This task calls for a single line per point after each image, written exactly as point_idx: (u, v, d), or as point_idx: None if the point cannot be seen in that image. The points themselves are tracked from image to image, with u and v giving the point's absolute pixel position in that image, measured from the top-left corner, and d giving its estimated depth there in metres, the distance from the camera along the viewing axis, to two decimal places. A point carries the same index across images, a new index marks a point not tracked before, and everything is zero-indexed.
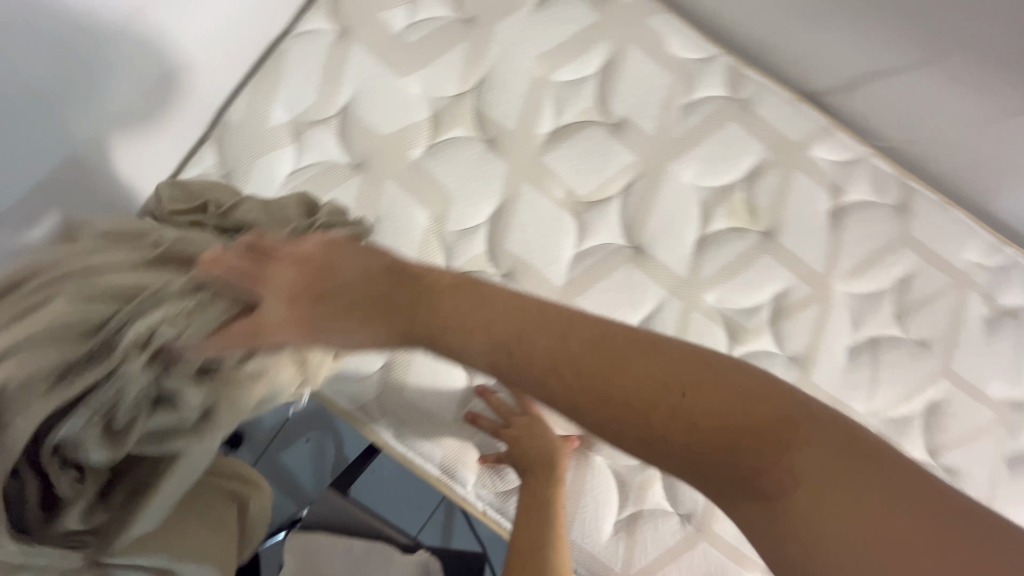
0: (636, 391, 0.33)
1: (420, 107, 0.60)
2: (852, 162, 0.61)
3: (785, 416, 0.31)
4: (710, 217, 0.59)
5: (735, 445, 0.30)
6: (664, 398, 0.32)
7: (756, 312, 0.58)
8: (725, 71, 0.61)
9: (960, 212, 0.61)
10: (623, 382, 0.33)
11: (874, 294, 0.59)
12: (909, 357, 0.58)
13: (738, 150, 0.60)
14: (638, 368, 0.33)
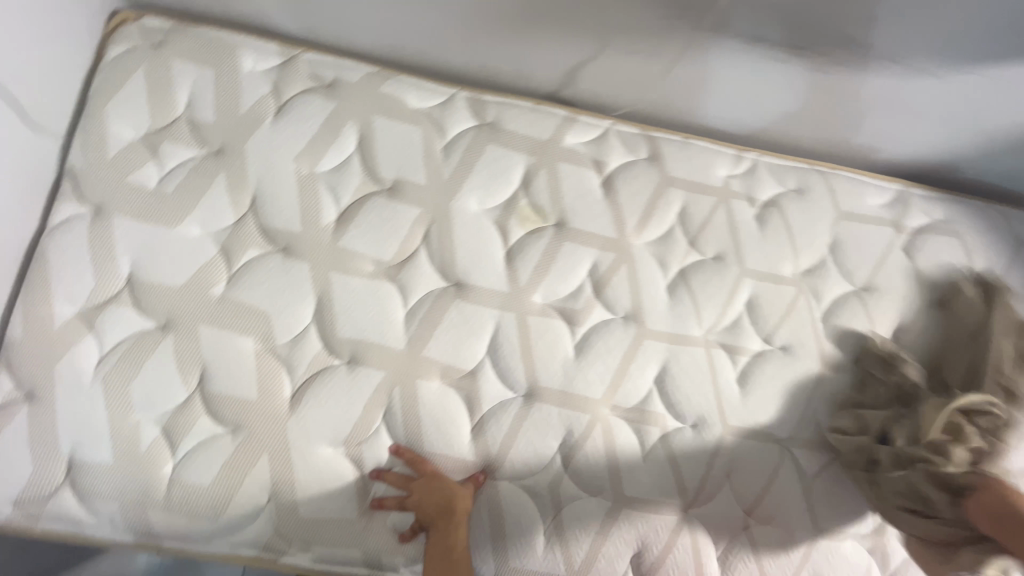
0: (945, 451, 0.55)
1: (207, 245, 0.61)
2: (601, 136, 0.69)
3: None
4: (507, 230, 0.65)
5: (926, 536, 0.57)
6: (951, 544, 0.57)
7: (581, 291, 0.64)
8: (466, 105, 0.68)
9: (700, 142, 0.70)
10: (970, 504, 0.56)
11: (667, 234, 0.67)
12: (714, 272, 0.67)
13: (506, 166, 0.66)
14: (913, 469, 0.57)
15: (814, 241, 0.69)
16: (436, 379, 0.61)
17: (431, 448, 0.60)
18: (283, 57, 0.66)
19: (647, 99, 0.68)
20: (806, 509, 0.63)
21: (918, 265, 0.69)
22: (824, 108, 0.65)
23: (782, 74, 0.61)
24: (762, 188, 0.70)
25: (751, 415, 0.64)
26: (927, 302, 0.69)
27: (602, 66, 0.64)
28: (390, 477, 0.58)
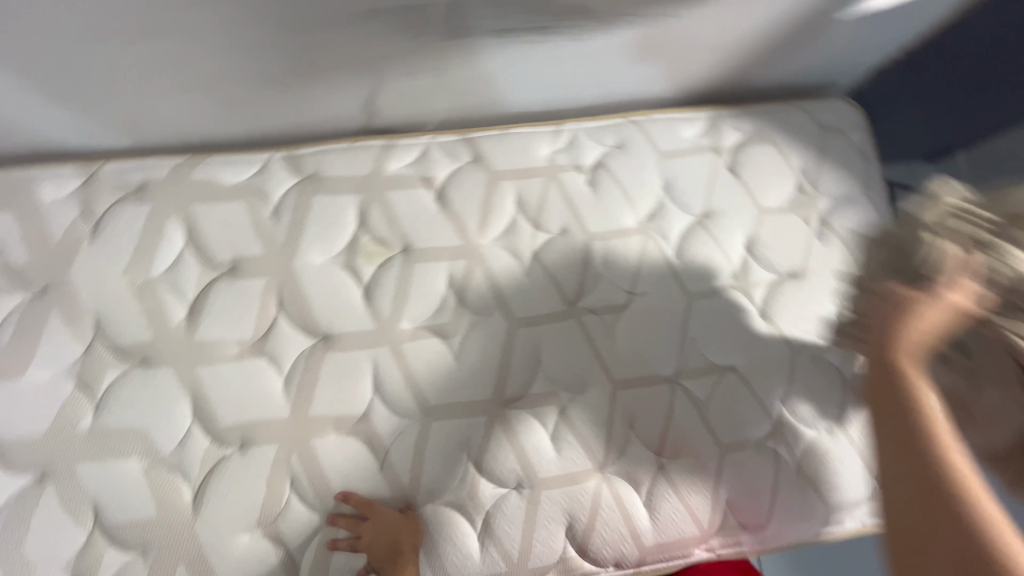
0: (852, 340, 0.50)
1: (60, 384, 0.60)
2: (422, 153, 0.71)
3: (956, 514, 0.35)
4: (358, 271, 0.67)
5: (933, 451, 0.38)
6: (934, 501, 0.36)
7: (445, 305, 0.67)
8: (283, 164, 0.68)
9: (518, 129, 0.74)
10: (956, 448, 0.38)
11: (510, 224, 0.70)
12: (563, 245, 0.70)
13: (338, 210, 0.67)
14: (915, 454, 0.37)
15: (647, 185, 0.73)
16: (331, 433, 0.62)
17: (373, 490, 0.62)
18: (85, 177, 0.65)
19: (453, 105, 0.71)
20: (708, 433, 0.67)
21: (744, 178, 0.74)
22: (612, 66, 0.69)
23: (545, 51, 0.64)
24: (586, 153, 0.73)
25: (633, 365, 0.68)
26: (762, 209, 0.74)
27: (396, 91, 0.66)
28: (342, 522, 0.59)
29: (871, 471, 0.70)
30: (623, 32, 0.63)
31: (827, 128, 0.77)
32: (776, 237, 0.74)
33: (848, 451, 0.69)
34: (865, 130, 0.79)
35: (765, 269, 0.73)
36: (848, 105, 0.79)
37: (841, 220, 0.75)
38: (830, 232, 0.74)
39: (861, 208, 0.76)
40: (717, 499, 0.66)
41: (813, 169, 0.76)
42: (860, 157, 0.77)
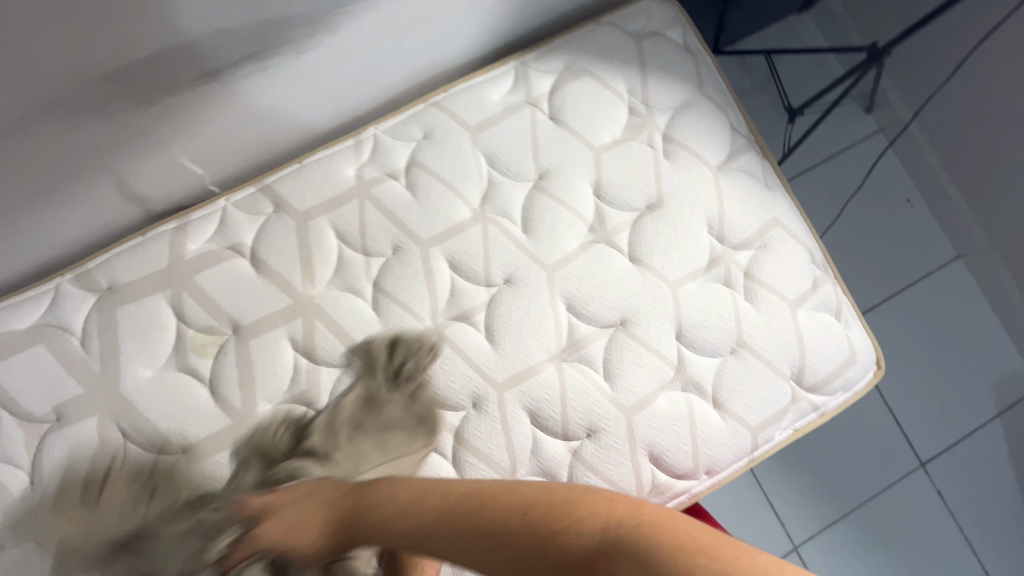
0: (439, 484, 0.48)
1: None
2: (220, 220, 0.64)
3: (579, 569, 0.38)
4: (193, 371, 0.61)
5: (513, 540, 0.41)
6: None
7: (297, 371, 0.62)
8: (73, 287, 0.61)
9: (315, 157, 0.66)
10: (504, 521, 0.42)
11: (338, 262, 0.64)
12: (400, 264, 0.64)
13: (149, 316, 0.61)
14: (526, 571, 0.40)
15: (470, 169, 0.66)
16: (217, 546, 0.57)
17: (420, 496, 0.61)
18: None
19: (231, 161, 0.62)
20: (610, 402, 0.63)
21: (568, 124, 0.68)
22: (379, 58, 0.60)
23: (281, 74, 0.54)
24: (394, 157, 0.66)
25: (513, 362, 0.63)
26: (597, 149, 0.68)
27: (153, 175, 0.58)
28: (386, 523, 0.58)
29: (790, 378, 0.66)
30: (365, 27, 0.53)
31: (642, 36, 0.70)
32: (621, 173, 0.68)
33: (758, 367, 0.65)
34: (683, 23, 0.71)
35: (619, 211, 0.68)
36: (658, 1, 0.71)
37: (684, 130, 0.68)
38: (675, 148, 0.68)
39: (702, 109, 0.69)
40: (638, 464, 0.63)
41: (640, 87, 0.69)
42: (687, 54, 0.70)
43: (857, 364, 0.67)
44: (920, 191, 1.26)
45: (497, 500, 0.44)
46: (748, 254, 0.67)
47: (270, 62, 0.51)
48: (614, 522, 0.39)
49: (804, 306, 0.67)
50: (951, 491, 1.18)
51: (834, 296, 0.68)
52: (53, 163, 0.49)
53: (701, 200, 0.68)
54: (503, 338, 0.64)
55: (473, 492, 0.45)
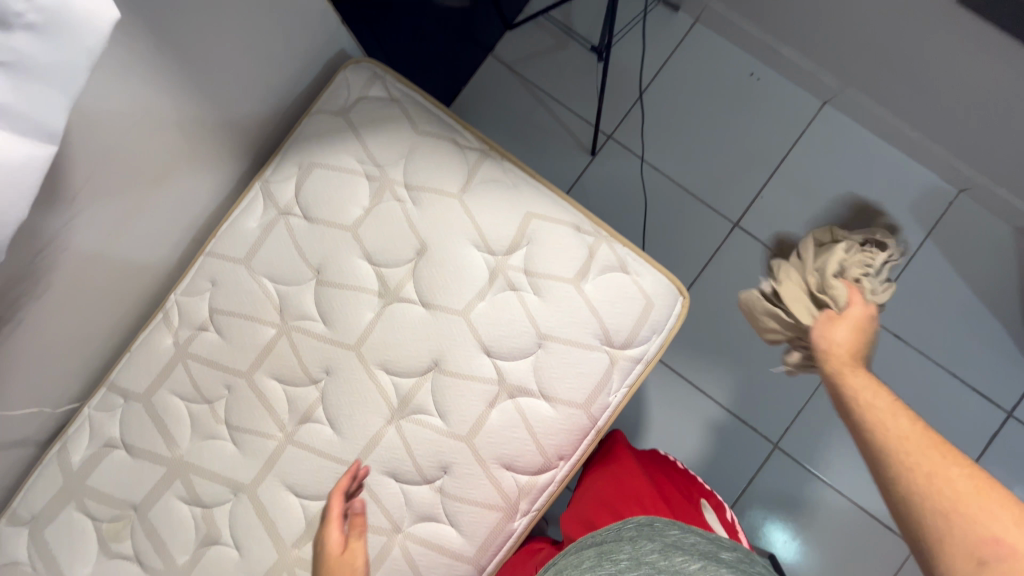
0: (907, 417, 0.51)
1: None
2: (89, 427, 0.75)
3: (977, 517, 0.42)
4: (118, 554, 0.72)
5: (936, 472, 0.45)
6: (940, 492, 0.44)
7: (196, 520, 0.72)
8: (6, 529, 0.74)
9: (137, 343, 0.76)
10: (923, 454, 0.47)
11: (189, 420, 0.74)
12: (237, 398, 0.73)
13: (69, 527, 0.73)
14: (926, 478, 0.45)
15: (258, 294, 0.74)
16: None
17: (412, 476, 0.70)
18: None
19: (69, 379, 0.74)
20: (449, 437, 0.70)
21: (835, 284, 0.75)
22: (125, 250, 0.70)
23: (44, 310, 0.64)
24: (196, 311, 0.75)
25: (357, 439, 0.71)
26: (353, 225, 0.74)
27: (8, 425, 0.69)
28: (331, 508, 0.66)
29: (601, 345, 0.70)
30: (79, 247, 0.63)
31: (348, 108, 0.75)
32: (381, 235, 0.73)
33: (568, 350, 0.70)
34: (382, 77, 0.76)
35: (394, 270, 0.73)
36: (351, 69, 0.76)
37: (419, 173, 0.73)
38: (418, 193, 0.73)
39: (426, 150, 0.74)
40: (497, 478, 0.69)
41: (365, 157, 0.74)
42: (392, 106, 0.75)
43: (658, 306, 0.70)
44: (759, 62, 1.22)
45: (914, 437, 0.49)
46: (519, 258, 0.72)
47: (19, 317, 0.62)
48: (968, 508, 0.43)
49: (587, 276, 0.71)
50: (914, 329, 1.14)
51: (613, 254, 0.72)
52: None
53: (458, 228, 0.72)
54: (342, 421, 0.72)
55: (898, 435, 0.49)
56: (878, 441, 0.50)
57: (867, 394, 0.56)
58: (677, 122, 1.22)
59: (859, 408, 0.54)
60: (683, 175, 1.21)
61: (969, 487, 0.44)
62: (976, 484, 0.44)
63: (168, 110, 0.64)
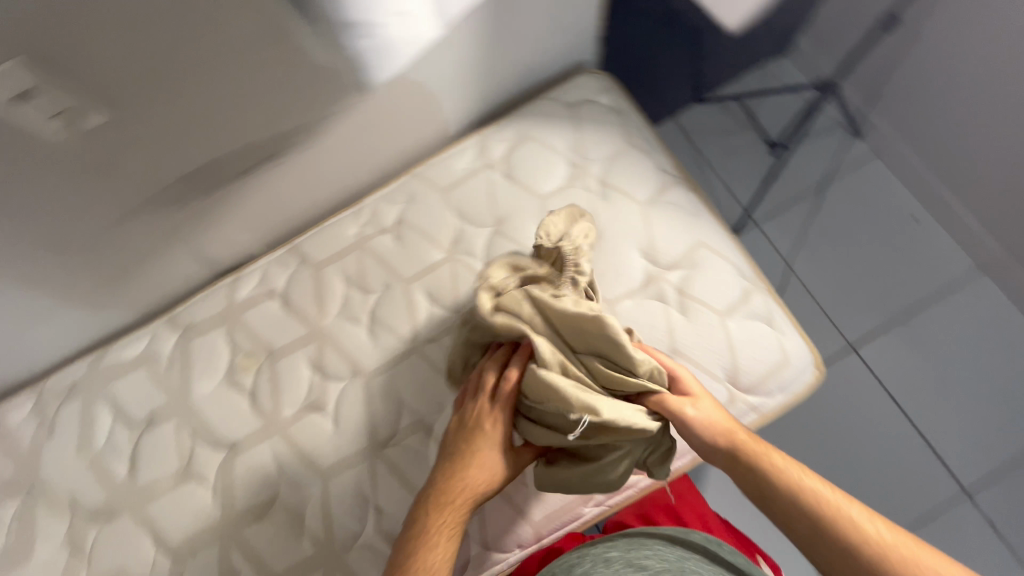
0: (814, 482, 0.52)
1: (59, 554, 0.78)
2: (261, 273, 0.87)
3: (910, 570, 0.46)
4: (238, 385, 0.81)
5: (863, 540, 0.48)
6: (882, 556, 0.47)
7: (311, 384, 0.80)
8: (163, 327, 0.86)
9: (328, 221, 0.88)
10: (854, 522, 0.49)
11: (341, 300, 0.83)
12: (387, 297, 0.82)
13: (211, 346, 0.84)
14: (860, 553, 0.48)
15: (440, 221, 0.84)
16: (255, 516, 0.76)
17: None
18: (35, 396, 0.86)
19: (267, 230, 0.87)
20: None
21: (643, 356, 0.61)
22: (365, 151, 0.81)
23: (294, 168, 0.77)
24: (385, 216, 0.86)
25: None
26: (542, 195, 0.83)
27: (214, 243, 0.82)
28: (509, 391, 0.64)
29: (725, 380, 0.73)
30: (345, 132, 0.75)
31: (577, 104, 0.87)
32: None
33: (694, 372, 0.72)
34: (612, 90, 0.88)
35: None
36: (589, 76, 0.89)
37: (616, 174, 0.83)
38: (608, 190, 0.82)
39: (630, 156, 0.83)
40: None
41: (576, 144, 0.85)
42: (614, 114, 0.86)
43: (792, 366, 0.73)
44: (927, 208, 1.23)
45: (838, 509, 0.50)
46: (678, 274, 0.78)
47: (279, 164, 0.75)
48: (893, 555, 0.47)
49: (734, 314, 0.75)
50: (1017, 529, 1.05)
51: (763, 306, 0.76)
52: (147, 237, 0.74)
53: (631, 230, 0.80)
54: None
55: (840, 513, 0.50)
56: (826, 536, 0.49)
57: (804, 486, 0.52)
58: (826, 235, 1.26)
59: (802, 506, 0.51)
60: (815, 283, 1.23)
61: (865, 517, 0.49)
62: (865, 513, 0.50)
63: (458, 62, 0.75)
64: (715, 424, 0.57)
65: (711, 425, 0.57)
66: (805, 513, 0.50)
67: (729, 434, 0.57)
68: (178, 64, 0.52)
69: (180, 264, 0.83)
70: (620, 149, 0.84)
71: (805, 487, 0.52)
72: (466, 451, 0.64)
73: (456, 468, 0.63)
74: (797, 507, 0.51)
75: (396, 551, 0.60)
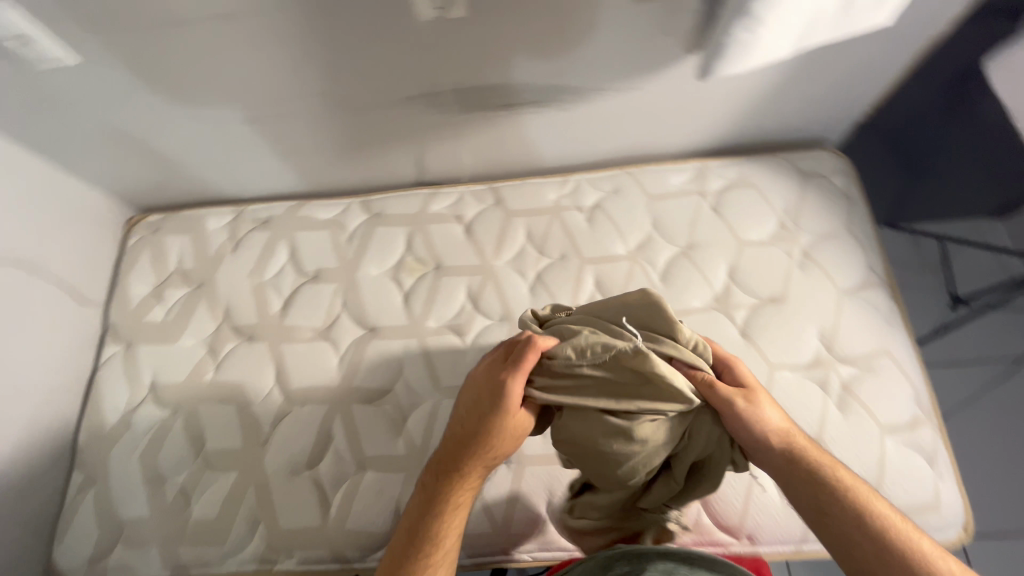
0: (868, 500, 0.53)
1: (198, 350, 0.87)
2: (457, 198, 0.93)
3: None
4: (399, 282, 0.88)
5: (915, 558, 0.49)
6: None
7: (461, 310, 0.85)
8: (358, 205, 0.95)
9: (532, 179, 0.93)
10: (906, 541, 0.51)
11: (517, 251, 0.88)
12: (559, 266, 0.85)
13: (391, 239, 0.91)
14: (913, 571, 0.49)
15: (635, 223, 0.87)
16: (367, 399, 0.81)
17: None
18: (233, 214, 0.96)
19: (479, 164, 0.93)
20: None
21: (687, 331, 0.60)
22: (601, 133, 0.87)
23: (542, 121, 0.82)
24: (586, 196, 0.90)
25: None
26: (740, 241, 0.84)
27: (437, 154, 0.90)
28: (526, 355, 0.59)
29: None
30: (601, 108, 0.80)
31: (809, 175, 0.87)
32: (754, 264, 0.82)
33: None
34: (849, 175, 0.87)
35: (743, 294, 0.81)
36: (830, 153, 0.88)
37: (823, 252, 0.81)
38: (809, 263, 0.81)
39: (845, 243, 0.82)
40: None
41: (794, 209, 0.85)
42: (843, 197, 0.85)
43: (938, 513, 0.68)
44: None
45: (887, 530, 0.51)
46: (851, 371, 0.75)
47: (535, 112, 0.80)
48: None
49: (895, 435, 0.71)
50: None
51: (929, 441, 0.71)
52: (399, 126, 0.82)
53: (819, 309, 0.78)
54: None
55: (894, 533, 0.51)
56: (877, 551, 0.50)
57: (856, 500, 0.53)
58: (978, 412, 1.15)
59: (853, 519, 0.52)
60: None
61: (918, 537, 0.51)
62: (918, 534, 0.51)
63: (729, 91, 0.78)
64: (766, 424, 0.56)
65: (766, 423, 0.56)
66: (855, 524, 0.51)
67: (783, 436, 0.56)
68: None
69: (400, 160, 0.91)
70: (835, 231, 0.83)
71: (857, 502, 0.53)
72: (473, 423, 0.59)
73: (460, 437, 0.60)
74: (849, 521, 0.52)
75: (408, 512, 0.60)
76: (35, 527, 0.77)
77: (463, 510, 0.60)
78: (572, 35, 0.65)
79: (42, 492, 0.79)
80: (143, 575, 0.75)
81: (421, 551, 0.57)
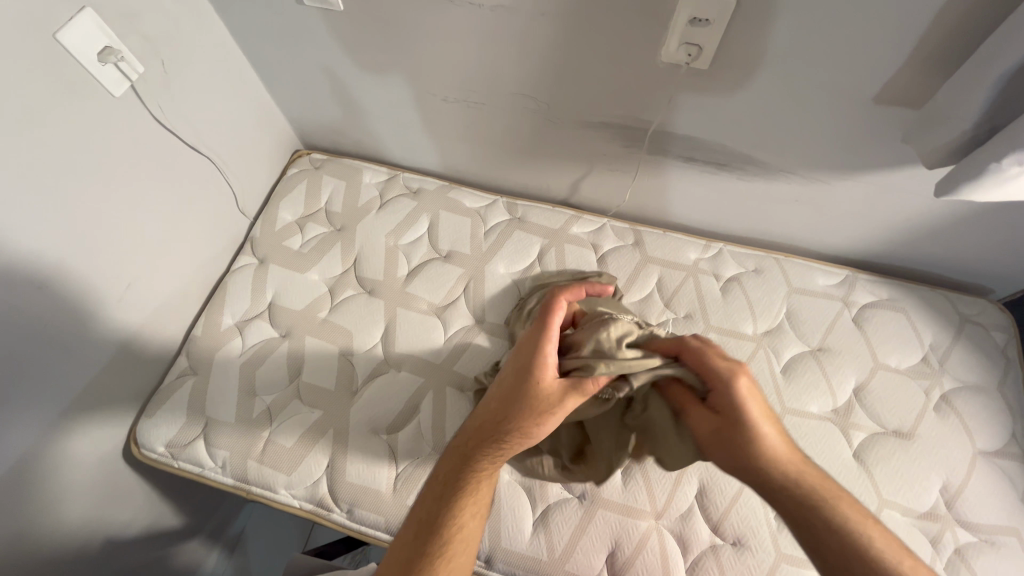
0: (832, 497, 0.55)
1: (321, 285, 0.91)
2: (599, 227, 0.95)
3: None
4: (523, 287, 0.89)
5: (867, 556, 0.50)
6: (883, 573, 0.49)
7: None
8: (503, 204, 0.98)
9: (676, 234, 0.94)
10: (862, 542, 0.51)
11: (644, 297, 0.87)
12: (682, 325, 0.84)
13: (526, 245, 0.93)
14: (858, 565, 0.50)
15: (771, 308, 0.85)
16: (460, 386, 0.82)
17: (714, 513, 0.72)
18: (389, 176, 1.02)
19: (629, 203, 0.95)
20: (770, 535, 0.70)
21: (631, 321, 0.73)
22: (763, 212, 0.87)
23: (716, 182, 0.83)
24: (727, 267, 0.89)
25: None
26: (878, 361, 0.80)
27: (596, 183, 0.92)
28: (553, 328, 0.60)
29: None
30: (783, 191, 0.81)
31: (967, 321, 0.83)
32: (888, 390, 0.78)
33: None
34: (1010, 335, 0.83)
35: (869, 418, 0.76)
36: (993, 308, 0.85)
37: (965, 403, 0.77)
38: (948, 409, 0.77)
39: (992, 402, 0.77)
40: None
41: (942, 350, 0.81)
42: (999, 355, 0.81)
43: None
44: None
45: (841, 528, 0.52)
46: (971, 538, 0.69)
47: (716, 173, 0.81)
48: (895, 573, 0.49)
49: None
50: None
51: None
52: (579, 147, 0.85)
53: (948, 460, 0.73)
54: None
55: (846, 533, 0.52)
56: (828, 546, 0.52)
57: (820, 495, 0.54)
58: None
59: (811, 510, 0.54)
60: None
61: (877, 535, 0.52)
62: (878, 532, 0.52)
63: (916, 213, 0.77)
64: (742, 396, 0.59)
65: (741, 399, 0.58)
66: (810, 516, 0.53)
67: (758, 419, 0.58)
68: (796, 66, 0.61)
69: (561, 177, 0.94)
70: (981, 386, 0.78)
71: (818, 499, 0.54)
72: (493, 409, 0.59)
73: (480, 420, 0.59)
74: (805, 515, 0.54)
75: (417, 500, 0.58)
76: (132, 394, 0.82)
77: (471, 505, 0.56)
78: (796, 114, 0.67)
79: (148, 366, 0.83)
80: (211, 473, 0.78)
81: (426, 542, 0.54)
